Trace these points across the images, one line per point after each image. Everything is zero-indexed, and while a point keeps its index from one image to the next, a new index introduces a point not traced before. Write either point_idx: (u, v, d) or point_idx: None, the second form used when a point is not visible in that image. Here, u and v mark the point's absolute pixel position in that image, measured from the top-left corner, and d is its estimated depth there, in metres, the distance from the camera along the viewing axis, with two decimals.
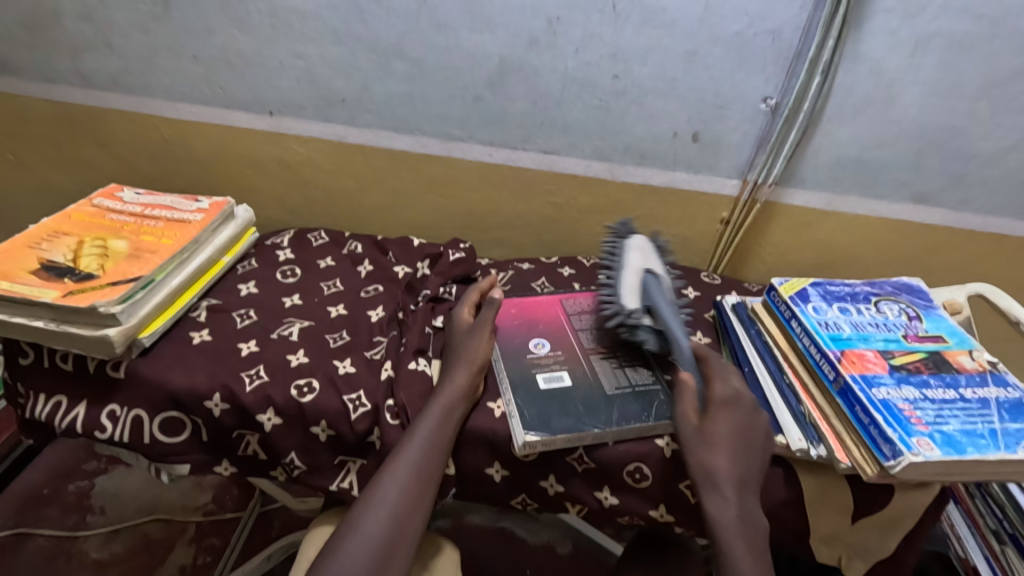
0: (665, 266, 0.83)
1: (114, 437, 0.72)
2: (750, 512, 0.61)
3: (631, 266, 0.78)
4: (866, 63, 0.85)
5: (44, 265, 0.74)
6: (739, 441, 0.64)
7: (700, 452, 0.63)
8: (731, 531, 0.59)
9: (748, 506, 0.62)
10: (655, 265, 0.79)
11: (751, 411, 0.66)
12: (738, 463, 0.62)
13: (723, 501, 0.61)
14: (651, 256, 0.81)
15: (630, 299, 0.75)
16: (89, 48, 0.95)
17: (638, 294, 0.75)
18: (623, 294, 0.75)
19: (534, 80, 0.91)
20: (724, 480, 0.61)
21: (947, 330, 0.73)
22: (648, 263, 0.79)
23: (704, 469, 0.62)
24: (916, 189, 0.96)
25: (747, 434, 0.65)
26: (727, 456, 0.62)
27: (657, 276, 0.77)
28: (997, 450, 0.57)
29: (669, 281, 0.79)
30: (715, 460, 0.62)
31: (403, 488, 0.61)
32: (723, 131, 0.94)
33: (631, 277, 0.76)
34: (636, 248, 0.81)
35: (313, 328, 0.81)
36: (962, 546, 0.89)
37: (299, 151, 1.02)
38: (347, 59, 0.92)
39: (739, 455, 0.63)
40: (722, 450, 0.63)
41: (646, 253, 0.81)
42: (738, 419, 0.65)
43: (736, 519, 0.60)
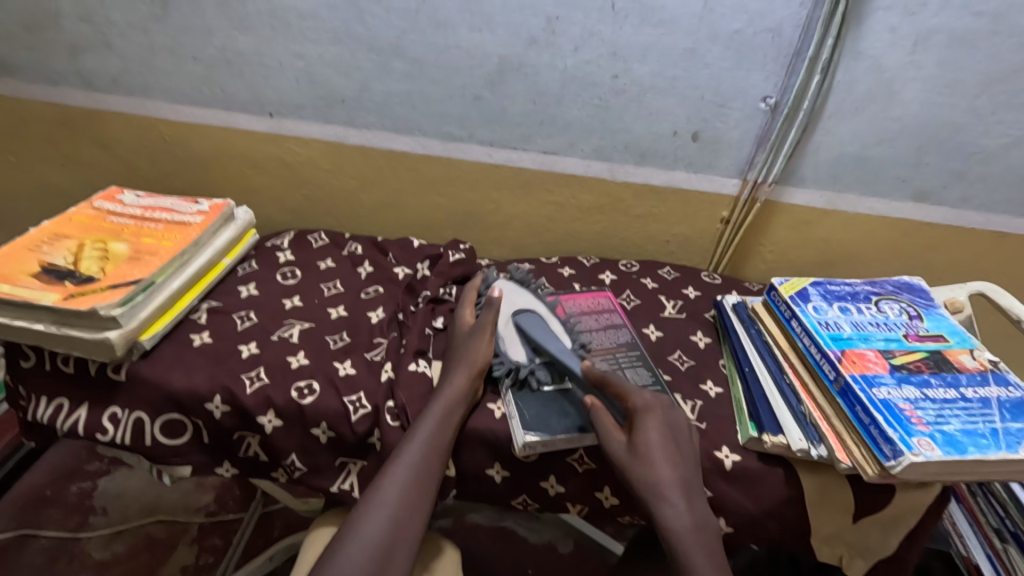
0: (540, 294, 0.85)
1: (115, 439, 0.72)
2: (701, 515, 0.62)
3: (500, 318, 0.80)
4: (866, 60, 0.85)
5: (44, 268, 0.74)
6: (670, 448, 0.65)
7: (638, 468, 0.63)
8: (686, 538, 0.60)
9: (698, 510, 0.63)
10: (522, 303, 0.82)
11: (667, 418, 0.67)
12: (677, 470, 0.63)
13: (675, 510, 0.62)
14: (516, 294, 0.84)
15: (512, 352, 0.76)
16: (89, 49, 0.95)
17: (518, 343, 0.77)
18: (504, 349, 0.76)
19: (534, 79, 0.91)
20: (669, 490, 0.62)
21: (948, 329, 0.73)
22: (514, 307, 0.82)
23: (647, 484, 0.62)
24: (917, 187, 0.95)
25: (673, 437, 0.66)
26: (664, 465, 0.63)
27: (528, 312, 0.80)
28: (998, 450, 0.57)
29: (543, 309, 0.82)
30: (656, 472, 0.63)
31: (403, 490, 0.61)
32: (723, 129, 0.93)
33: (506, 331, 0.79)
34: (501, 295, 0.84)
35: (313, 329, 0.81)
36: (964, 544, 0.88)
37: (298, 151, 1.02)
38: (347, 59, 0.92)
39: (675, 462, 0.64)
40: (660, 461, 0.63)
41: (514, 292, 0.84)
42: (661, 425, 0.66)
43: (689, 524, 0.61)
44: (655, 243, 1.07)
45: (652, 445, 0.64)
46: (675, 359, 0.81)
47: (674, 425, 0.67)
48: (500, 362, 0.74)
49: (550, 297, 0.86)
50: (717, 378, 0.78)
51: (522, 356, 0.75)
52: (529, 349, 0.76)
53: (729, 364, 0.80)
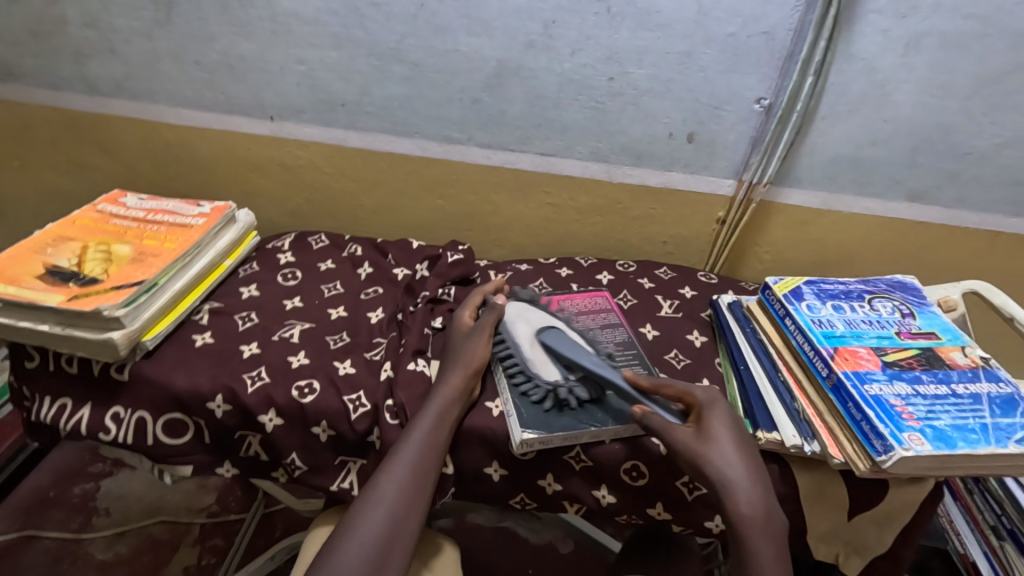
0: (551, 309, 0.83)
1: (117, 439, 0.73)
2: (772, 507, 0.60)
3: (523, 342, 0.77)
4: (858, 63, 0.86)
5: (49, 270, 0.75)
6: (739, 438, 0.63)
7: (708, 454, 0.61)
8: (756, 528, 0.58)
9: (769, 502, 0.60)
10: (539, 322, 0.80)
11: (732, 412, 0.66)
12: (749, 460, 0.62)
13: (746, 499, 0.59)
14: (530, 313, 0.81)
15: (543, 373, 0.73)
16: (94, 55, 0.97)
17: (548, 363, 0.74)
18: (536, 372, 0.73)
19: (531, 82, 0.93)
20: (741, 478, 0.60)
21: (940, 326, 0.73)
22: (533, 327, 0.79)
23: (719, 469, 0.60)
24: (911, 187, 0.96)
25: (738, 429, 0.65)
26: (736, 453, 0.62)
27: (549, 330, 0.78)
28: (987, 445, 0.58)
29: (560, 325, 0.80)
30: (728, 459, 0.61)
31: (400, 488, 0.62)
32: (719, 131, 0.95)
33: (532, 353, 0.76)
34: (516, 317, 0.81)
35: (314, 329, 0.82)
36: (962, 542, 0.90)
37: (299, 155, 1.03)
38: (347, 64, 0.93)
39: (746, 452, 0.62)
40: (731, 449, 0.62)
41: (527, 312, 0.81)
42: (728, 417, 0.65)
43: (761, 514, 0.59)
44: (652, 244, 1.08)
45: (723, 432, 0.63)
46: (672, 358, 0.82)
47: (739, 421, 0.66)
48: (535, 385, 0.72)
49: (562, 312, 0.84)
50: (713, 376, 0.79)
51: (557, 375, 0.73)
52: (559, 367, 0.74)
53: (725, 362, 0.81)
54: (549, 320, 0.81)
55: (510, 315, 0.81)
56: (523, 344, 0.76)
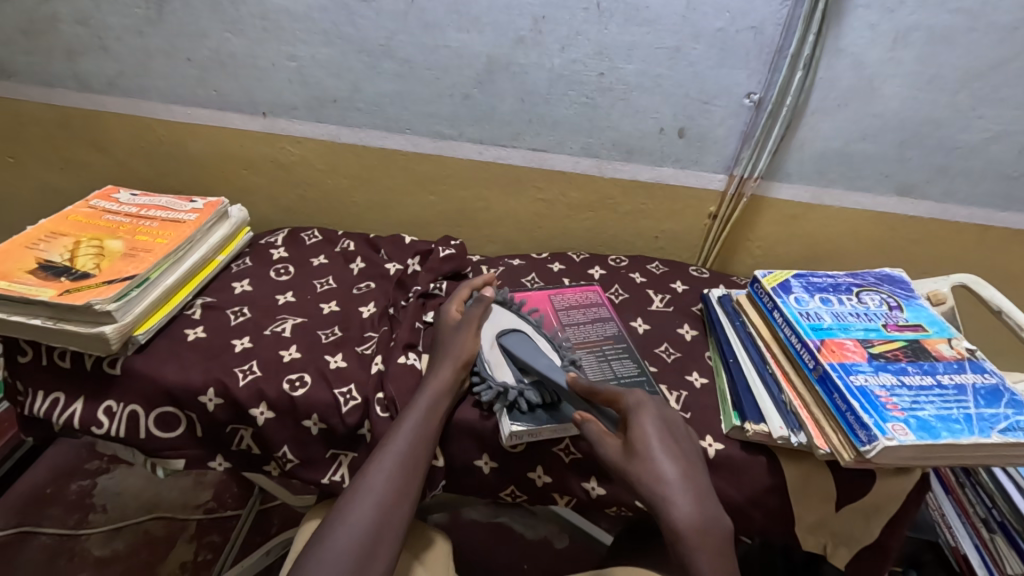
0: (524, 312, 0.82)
1: (110, 433, 0.73)
2: (710, 514, 0.58)
3: (484, 344, 0.77)
4: (846, 58, 0.87)
5: (42, 265, 0.75)
6: (668, 444, 0.62)
7: (635, 469, 0.61)
8: (691, 540, 0.57)
9: (707, 510, 0.59)
10: (506, 324, 0.80)
11: (661, 414, 0.65)
12: (680, 466, 0.61)
13: (680, 510, 0.58)
14: (499, 316, 0.81)
15: (497, 375, 0.73)
16: (86, 52, 0.97)
17: (505, 365, 0.74)
18: (491, 373, 0.73)
19: (522, 78, 0.93)
20: (673, 490, 0.59)
21: (926, 318, 0.74)
22: (498, 329, 0.79)
23: (647, 484, 0.60)
24: (901, 181, 0.97)
25: (669, 432, 0.64)
26: (665, 461, 0.60)
27: (513, 334, 0.77)
28: (971, 434, 0.58)
29: (529, 329, 0.79)
30: (656, 470, 0.60)
31: (389, 477, 0.63)
32: (709, 126, 0.95)
33: (492, 355, 0.76)
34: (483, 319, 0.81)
35: (306, 324, 0.83)
36: (953, 534, 0.90)
37: (292, 151, 1.03)
38: (339, 60, 0.94)
39: (677, 458, 0.61)
40: (659, 458, 0.61)
41: (497, 315, 0.81)
42: (656, 421, 0.64)
43: (696, 525, 0.57)
44: (645, 239, 1.08)
45: (648, 441, 0.62)
46: (662, 351, 0.82)
47: (671, 422, 0.65)
48: (487, 386, 0.72)
49: (534, 314, 0.83)
50: (702, 370, 0.80)
51: (510, 376, 0.73)
52: (514, 370, 0.73)
53: (715, 355, 0.82)
54: (518, 322, 0.80)
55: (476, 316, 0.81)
56: (483, 346, 0.77)
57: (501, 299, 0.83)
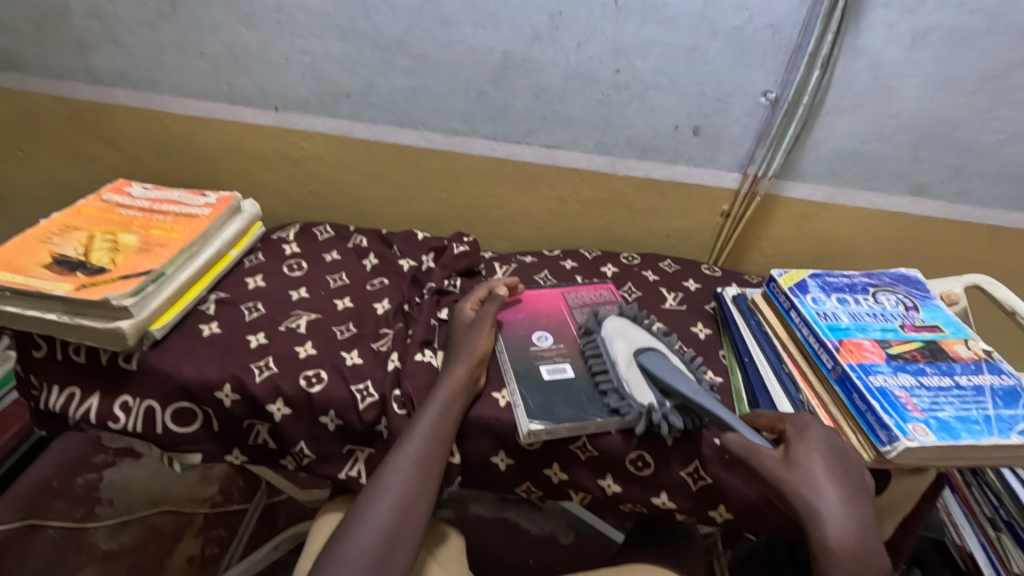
0: (654, 328, 0.78)
1: (126, 428, 0.73)
2: (869, 546, 0.53)
3: (620, 360, 0.72)
4: (864, 58, 0.86)
5: (56, 259, 0.75)
6: (836, 467, 0.58)
7: (790, 479, 0.57)
8: (843, 563, 0.52)
9: (868, 539, 0.54)
10: (642, 340, 0.75)
11: (832, 439, 0.60)
12: (845, 493, 0.56)
13: (835, 530, 0.54)
14: (633, 331, 0.76)
15: (638, 395, 0.69)
16: (97, 45, 0.96)
17: (644, 384, 0.70)
18: (630, 394, 0.69)
19: (538, 75, 0.92)
20: (830, 509, 0.55)
21: (943, 319, 0.74)
22: (634, 345, 0.74)
23: (803, 497, 0.56)
24: (915, 181, 0.97)
25: (838, 458, 0.59)
26: (829, 484, 0.56)
27: (650, 351, 0.73)
28: (991, 436, 0.58)
29: (663, 346, 0.75)
30: (817, 486, 0.56)
31: (405, 477, 0.62)
32: (724, 125, 0.95)
33: (630, 373, 0.71)
34: (615, 333, 0.76)
35: (320, 320, 0.83)
36: (959, 533, 0.91)
37: (304, 147, 1.03)
38: (353, 55, 0.93)
39: (843, 482, 0.56)
40: (822, 477, 0.56)
41: (628, 330, 0.77)
42: (823, 443, 0.59)
43: (854, 553, 0.52)
44: (656, 237, 1.08)
45: (812, 459, 0.58)
46: None
47: (842, 447, 0.60)
48: (630, 406, 0.68)
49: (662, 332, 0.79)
50: (716, 368, 0.80)
51: (652, 398, 0.69)
52: (655, 391, 0.70)
53: (729, 354, 0.82)
54: (652, 339, 0.76)
55: (611, 330, 0.76)
56: (621, 362, 0.71)
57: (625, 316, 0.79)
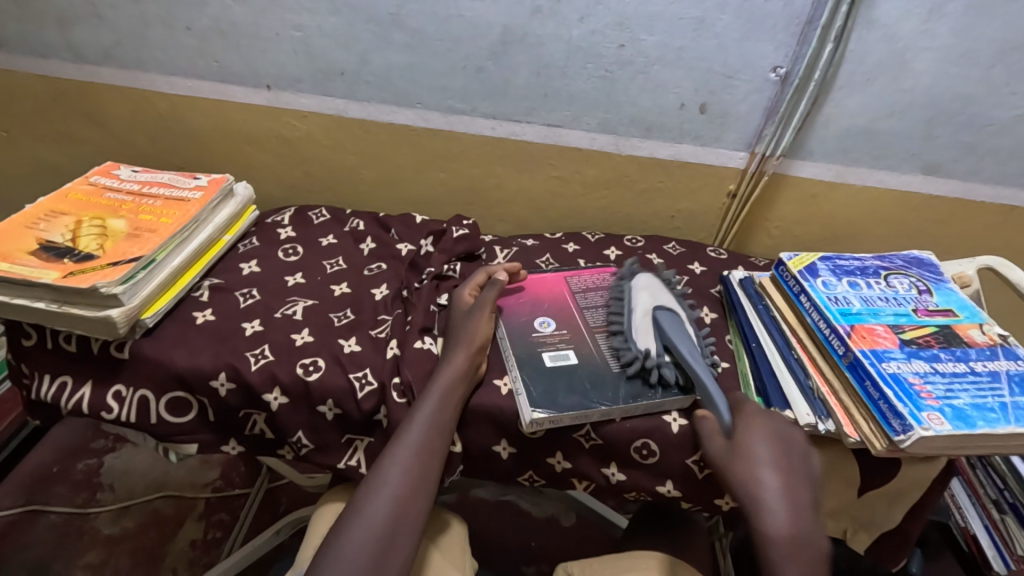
0: (681, 298, 0.80)
1: (120, 418, 0.72)
2: (803, 528, 0.56)
3: (638, 308, 0.76)
4: (879, 30, 0.83)
5: (43, 245, 0.73)
6: (777, 455, 0.61)
7: (734, 467, 0.61)
8: (778, 547, 0.55)
9: (802, 523, 0.57)
10: (665, 300, 0.78)
11: (776, 428, 0.63)
12: (783, 479, 0.59)
13: (773, 515, 0.57)
14: (659, 292, 0.79)
15: (641, 341, 0.72)
16: (80, 21, 0.92)
17: (650, 335, 0.73)
18: (634, 339, 0.72)
19: (538, 50, 0.89)
20: (769, 495, 0.58)
21: (957, 303, 0.72)
22: (657, 301, 0.77)
23: (744, 485, 0.59)
24: (927, 159, 0.94)
25: (783, 447, 0.61)
26: (769, 471, 0.59)
27: (670, 311, 0.75)
28: (1007, 424, 0.57)
29: (683, 313, 0.77)
30: (755, 474, 0.59)
31: (405, 469, 0.61)
32: (731, 102, 0.92)
33: (642, 321, 0.74)
34: (642, 286, 0.79)
35: (317, 306, 0.81)
36: (962, 515, 0.91)
37: (298, 127, 1.00)
38: (346, 30, 0.89)
39: (782, 468, 0.60)
40: (761, 465, 0.60)
41: (658, 287, 0.80)
42: (768, 433, 0.62)
43: (787, 535, 0.56)
44: (660, 219, 1.06)
45: (755, 447, 0.61)
46: None
47: (789, 438, 0.62)
48: (629, 348, 0.71)
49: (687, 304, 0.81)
50: (723, 353, 0.78)
51: (652, 346, 0.72)
52: (658, 343, 0.72)
53: (736, 339, 0.80)
54: (676, 304, 0.78)
55: (643, 282, 0.79)
56: (638, 309, 0.75)
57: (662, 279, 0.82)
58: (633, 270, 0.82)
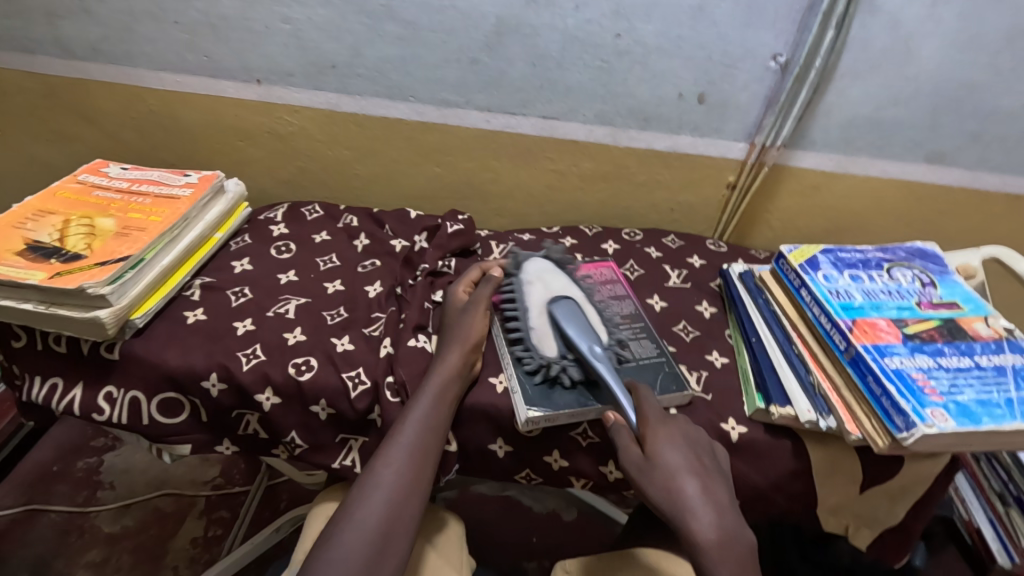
0: (573, 279, 0.78)
1: (112, 419, 0.71)
2: (729, 529, 0.56)
3: (532, 307, 0.73)
4: (882, 16, 0.81)
5: (30, 246, 0.71)
6: (688, 456, 0.60)
7: (654, 478, 0.58)
8: (712, 555, 0.54)
9: (728, 525, 0.56)
10: (557, 288, 0.75)
11: (682, 430, 0.63)
12: (699, 482, 0.58)
13: (701, 523, 0.55)
14: (551, 278, 0.76)
15: (543, 346, 0.70)
16: (66, 15, 0.91)
17: (551, 336, 0.70)
18: (536, 344, 0.70)
19: (533, 40, 0.87)
20: (692, 502, 0.57)
21: (961, 296, 0.71)
22: (548, 293, 0.74)
23: (666, 496, 0.57)
24: (932, 148, 0.92)
25: (692, 446, 0.61)
26: (685, 476, 0.58)
27: (564, 300, 0.73)
28: (1012, 421, 0.55)
29: (578, 296, 0.75)
30: (673, 481, 0.58)
31: (398, 471, 0.60)
32: (731, 92, 0.90)
33: (539, 321, 0.71)
34: (533, 278, 0.76)
35: (310, 304, 0.80)
36: (966, 508, 0.89)
37: (290, 122, 0.98)
38: (337, 22, 0.88)
39: (696, 470, 0.59)
40: (678, 470, 0.58)
41: (549, 276, 0.77)
42: (676, 433, 0.62)
43: (717, 539, 0.54)
44: (659, 212, 1.04)
45: (669, 453, 0.59)
46: (681, 329, 0.79)
47: (695, 439, 0.63)
48: (530, 357, 0.68)
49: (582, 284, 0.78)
50: (722, 349, 0.77)
51: (554, 350, 0.69)
52: (559, 342, 0.70)
53: (736, 334, 0.78)
54: (568, 289, 0.75)
55: (529, 275, 0.76)
56: (532, 307, 0.72)
57: (553, 259, 0.80)
58: (521, 258, 0.79)
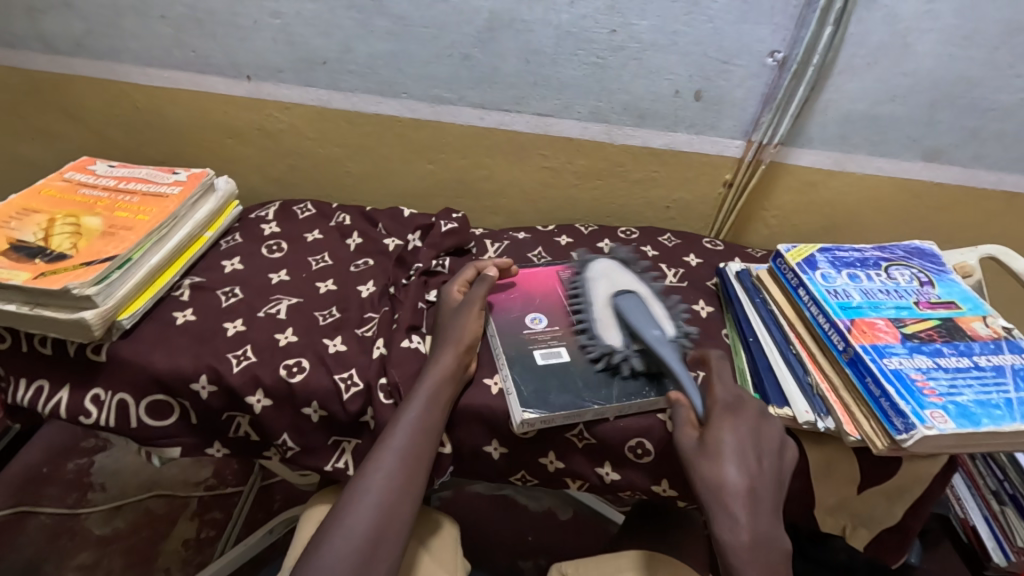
0: (641, 275, 0.78)
1: (99, 422, 0.69)
2: (766, 533, 0.55)
3: (596, 301, 0.74)
4: (879, 11, 0.80)
5: (14, 246, 0.70)
6: (745, 452, 0.58)
7: (702, 465, 0.58)
8: (741, 555, 0.54)
9: (765, 528, 0.55)
10: (623, 284, 0.76)
11: (749, 421, 0.60)
12: (750, 479, 0.57)
13: (740, 520, 0.55)
14: (617, 275, 0.77)
15: (606, 336, 0.71)
16: (50, 9, 0.89)
17: (613, 327, 0.71)
18: (598, 334, 0.71)
19: (527, 36, 0.86)
20: (734, 497, 0.56)
21: (959, 295, 0.70)
22: (614, 288, 0.76)
23: (710, 486, 0.57)
24: (929, 145, 0.91)
25: (752, 443, 0.59)
26: (736, 472, 0.57)
27: (630, 294, 0.74)
28: (1012, 422, 0.55)
29: (645, 291, 0.75)
30: (721, 474, 0.56)
31: (389, 475, 0.59)
32: (727, 88, 0.89)
33: (604, 314, 0.73)
34: (598, 275, 0.78)
35: (302, 304, 0.78)
36: (962, 506, 0.89)
37: (281, 119, 0.97)
38: (327, 17, 0.86)
39: (749, 467, 0.57)
40: (729, 464, 0.57)
41: (614, 273, 0.78)
42: (739, 427, 0.59)
43: (749, 541, 0.54)
44: (655, 210, 1.03)
45: (724, 445, 0.58)
46: None
47: (761, 430, 0.60)
48: (594, 345, 0.70)
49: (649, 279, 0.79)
50: (719, 348, 0.76)
51: (617, 340, 0.70)
52: (624, 333, 0.71)
53: (732, 333, 0.78)
54: (635, 285, 0.76)
55: (593, 273, 0.78)
56: (595, 302, 0.74)
57: (619, 258, 0.80)
58: (587, 258, 0.80)
